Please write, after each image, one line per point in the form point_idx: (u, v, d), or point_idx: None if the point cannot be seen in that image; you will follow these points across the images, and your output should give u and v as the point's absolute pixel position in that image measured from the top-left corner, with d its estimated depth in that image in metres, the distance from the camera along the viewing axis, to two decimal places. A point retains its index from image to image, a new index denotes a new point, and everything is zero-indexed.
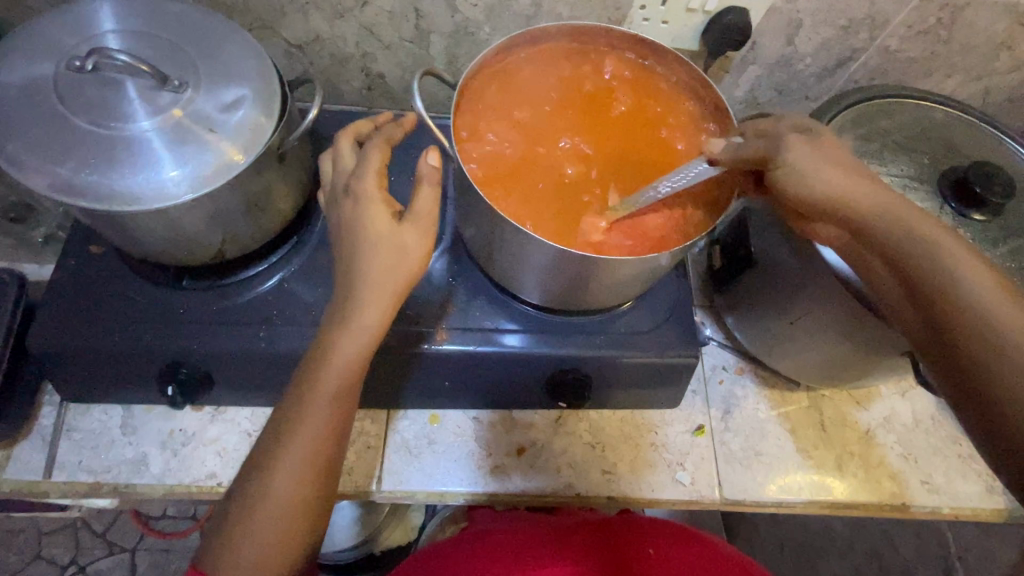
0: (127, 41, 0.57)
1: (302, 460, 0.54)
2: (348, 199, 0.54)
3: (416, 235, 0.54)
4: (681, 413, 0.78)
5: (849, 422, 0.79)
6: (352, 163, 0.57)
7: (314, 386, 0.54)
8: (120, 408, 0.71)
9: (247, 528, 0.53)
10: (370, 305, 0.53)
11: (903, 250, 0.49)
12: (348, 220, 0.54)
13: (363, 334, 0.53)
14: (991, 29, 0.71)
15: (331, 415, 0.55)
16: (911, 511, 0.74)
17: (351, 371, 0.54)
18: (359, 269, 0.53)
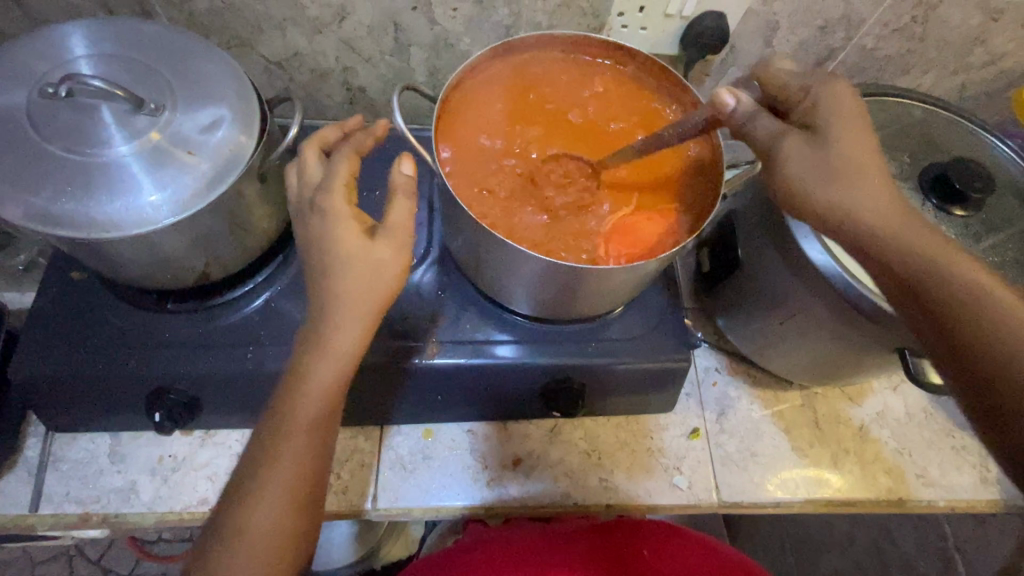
0: (101, 65, 0.56)
1: (285, 489, 0.53)
2: (317, 211, 0.52)
3: (389, 253, 0.51)
4: (676, 417, 0.78)
5: (843, 418, 0.79)
6: (324, 173, 0.55)
7: (291, 415, 0.53)
8: (108, 436, 0.70)
9: (228, 562, 0.52)
10: (343, 329, 0.52)
11: (898, 248, 0.49)
12: (317, 244, 0.52)
13: (340, 358, 0.53)
14: (965, 25, 0.72)
15: (311, 442, 0.54)
16: (907, 506, 0.75)
17: (329, 396, 0.53)
18: (333, 292, 0.51)
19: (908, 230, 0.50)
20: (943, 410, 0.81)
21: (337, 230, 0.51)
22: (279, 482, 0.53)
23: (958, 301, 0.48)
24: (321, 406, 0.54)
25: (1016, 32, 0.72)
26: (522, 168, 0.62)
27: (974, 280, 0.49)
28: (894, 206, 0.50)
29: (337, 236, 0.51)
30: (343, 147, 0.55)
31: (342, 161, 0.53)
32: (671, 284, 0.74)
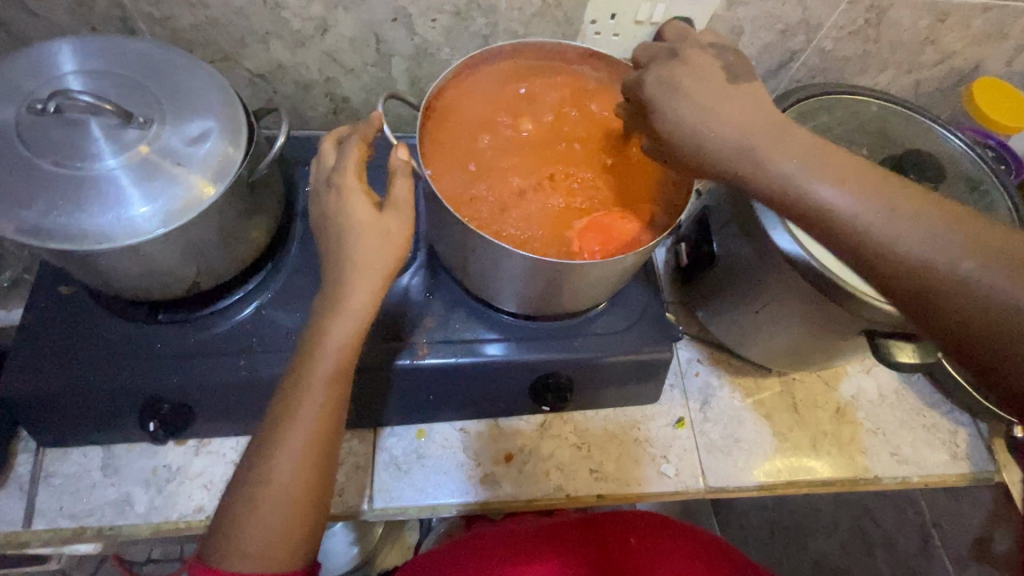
0: (89, 81, 0.57)
1: (302, 449, 0.56)
2: (332, 193, 0.56)
3: (396, 221, 0.56)
4: (661, 408, 0.80)
5: (820, 403, 0.83)
6: (333, 159, 0.58)
7: (307, 378, 0.56)
8: (100, 449, 0.70)
9: (250, 518, 0.54)
10: (357, 292, 0.56)
11: (761, 187, 0.48)
12: (333, 220, 0.56)
13: (353, 321, 0.56)
14: (915, 26, 0.76)
15: (324, 408, 0.56)
16: (883, 483, 0.78)
17: (341, 361, 0.56)
18: (346, 259, 0.56)
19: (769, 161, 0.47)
20: (913, 391, 0.84)
21: (351, 205, 0.55)
22: (293, 444, 0.55)
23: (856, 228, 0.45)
24: (331, 376, 0.56)
25: (963, 31, 0.77)
26: (504, 173, 0.65)
27: (850, 187, 0.45)
28: (747, 139, 0.48)
29: (350, 212, 0.55)
30: (349, 137, 0.58)
31: (349, 150, 0.57)
32: (651, 279, 0.77)
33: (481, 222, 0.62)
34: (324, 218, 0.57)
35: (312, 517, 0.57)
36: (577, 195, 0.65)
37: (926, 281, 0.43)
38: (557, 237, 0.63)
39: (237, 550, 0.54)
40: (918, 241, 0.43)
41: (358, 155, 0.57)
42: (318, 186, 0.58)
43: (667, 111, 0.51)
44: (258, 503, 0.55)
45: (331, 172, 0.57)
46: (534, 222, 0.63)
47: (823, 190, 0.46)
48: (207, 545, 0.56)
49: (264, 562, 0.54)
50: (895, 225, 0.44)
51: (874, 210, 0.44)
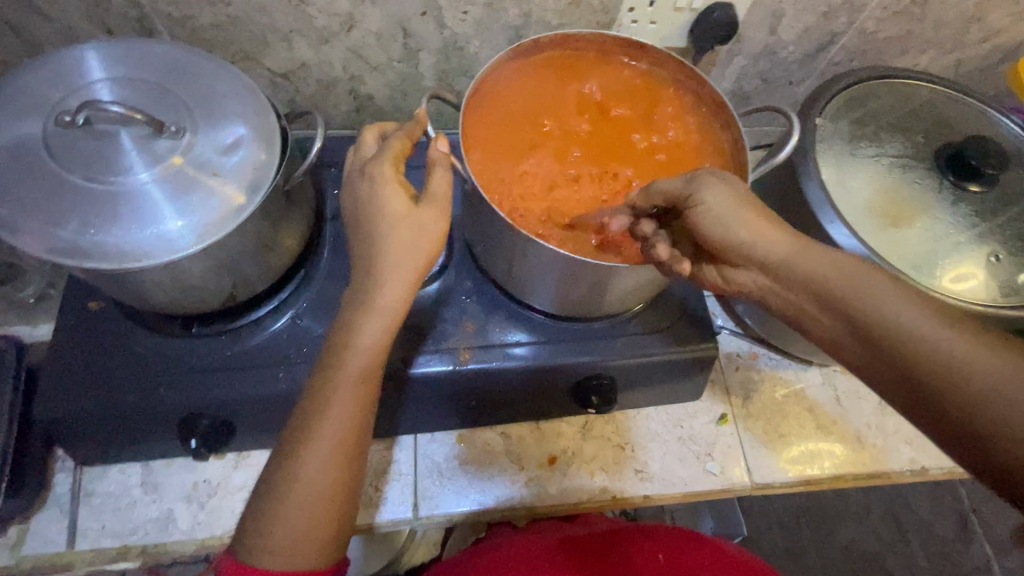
0: (115, 89, 0.54)
1: (332, 449, 0.54)
2: (365, 183, 0.53)
3: (431, 215, 0.54)
4: (703, 404, 0.79)
5: (862, 395, 0.81)
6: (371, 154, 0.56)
7: (336, 377, 0.54)
8: (139, 465, 0.68)
9: (279, 516, 0.53)
10: (388, 287, 0.53)
11: (822, 290, 0.48)
12: (366, 216, 0.53)
13: (382, 316, 0.54)
14: (962, 4, 0.73)
15: (355, 408, 0.55)
16: (929, 474, 0.77)
17: (374, 359, 0.54)
18: (376, 253, 0.53)
19: (837, 282, 0.47)
20: None
21: (385, 196, 0.52)
22: (323, 443, 0.54)
23: (917, 352, 0.43)
24: (362, 377, 0.55)
25: (1011, 8, 0.74)
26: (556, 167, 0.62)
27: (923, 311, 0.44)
28: (794, 242, 0.50)
29: (385, 206, 0.52)
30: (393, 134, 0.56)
31: (391, 143, 0.54)
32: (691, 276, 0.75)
33: (541, 219, 0.60)
34: (356, 216, 0.55)
35: (339, 519, 0.56)
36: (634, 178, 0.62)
37: (989, 389, 0.40)
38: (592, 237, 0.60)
39: (263, 547, 0.53)
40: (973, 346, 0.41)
41: (398, 149, 0.54)
42: (348, 186, 0.56)
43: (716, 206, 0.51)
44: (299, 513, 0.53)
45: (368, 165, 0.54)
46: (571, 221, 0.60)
47: (877, 297, 0.45)
48: (237, 537, 0.55)
49: (290, 562, 0.53)
50: (976, 355, 0.41)
51: (946, 334, 0.43)
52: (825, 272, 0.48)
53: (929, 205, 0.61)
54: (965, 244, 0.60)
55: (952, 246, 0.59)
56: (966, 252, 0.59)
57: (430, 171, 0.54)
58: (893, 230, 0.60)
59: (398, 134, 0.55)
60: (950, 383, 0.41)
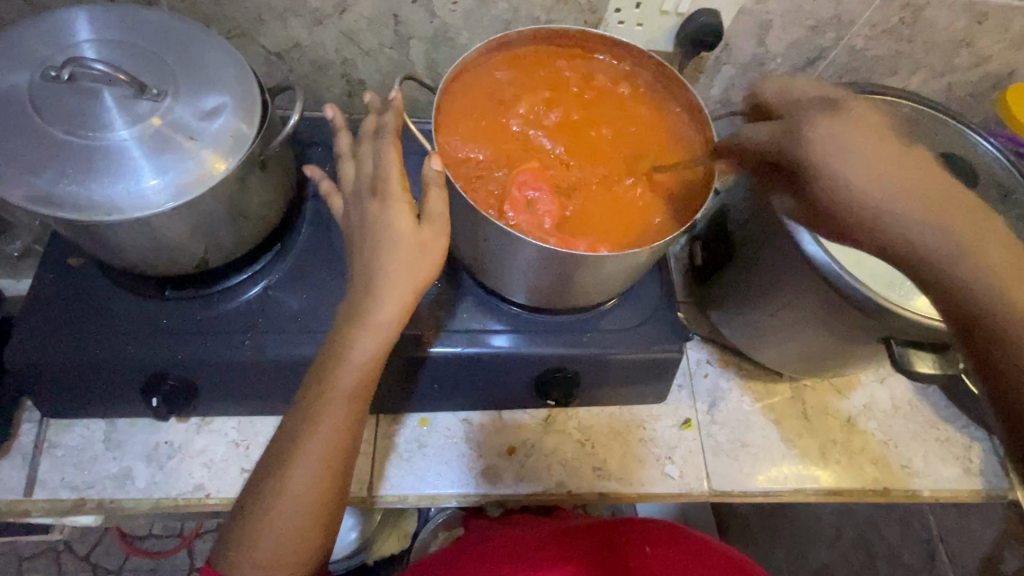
0: (103, 50, 0.56)
1: (316, 464, 0.55)
2: (374, 201, 0.54)
3: (431, 235, 0.54)
4: (668, 408, 0.79)
5: (830, 410, 0.81)
6: (371, 166, 0.56)
7: (330, 390, 0.54)
8: (103, 422, 0.70)
9: (264, 528, 0.54)
10: (384, 304, 0.53)
11: (914, 251, 0.49)
12: (367, 226, 0.54)
13: (379, 331, 0.53)
14: (952, 27, 0.74)
15: (342, 419, 0.55)
16: (892, 495, 0.76)
17: (364, 375, 0.55)
18: (375, 268, 0.53)
19: (933, 235, 0.49)
20: (928, 403, 0.82)
21: (389, 213, 0.53)
22: (312, 456, 0.54)
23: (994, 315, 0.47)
24: (353, 393, 0.55)
25: (1000, 34, 0.74)
26: (525, 156, 0.62)
27: (999, 279, 0.47)
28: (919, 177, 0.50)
29: (391, 223, 0.53)
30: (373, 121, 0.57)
31: (384, 148, 0.55)
32: (664, 279, 0.76)
33: (493, 195, 0.59)
34: (349, 204, 0.57)
35: (322, 530, 0.57)
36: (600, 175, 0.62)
37: None
38: (547, 220, 0.58)
39: (246, 558, 0.54)
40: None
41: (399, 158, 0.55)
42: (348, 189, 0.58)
43: (846, 163, 0.50)
44: (265, 509, 0.54)
45: (371, 174, 0.56)
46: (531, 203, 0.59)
47: (964, 263, 0.48)
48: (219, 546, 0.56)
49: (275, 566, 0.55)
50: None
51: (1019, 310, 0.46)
52: (911, 227, 0.49)
53: None
54: None
55: None
56: None
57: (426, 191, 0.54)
58: None
59: (392, 136, 0.56)
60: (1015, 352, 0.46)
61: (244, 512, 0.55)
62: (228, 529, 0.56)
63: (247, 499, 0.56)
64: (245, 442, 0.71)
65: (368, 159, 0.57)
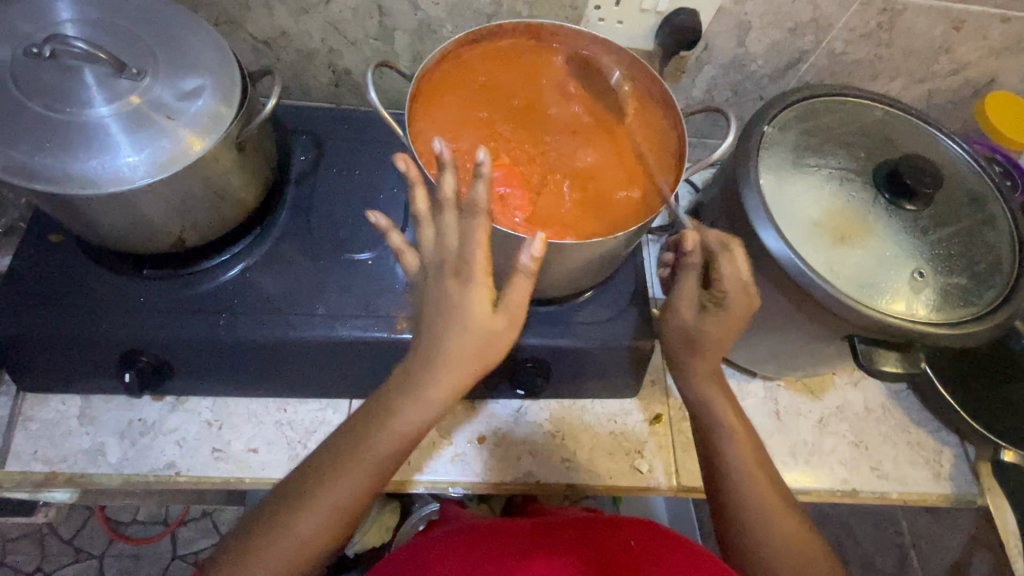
0: (85, 30, 0.58)
1: (331, 510, 0.55)
2: (452, 280, 0.52)
3: (504, 327, 0.53)
4: (640, 403, 0.79)
5: (802, 410, 0.81)
6: (455, 242, 0.52)
7: (367, 447, 0.56)
8: (79, 398, 0.71)
9: (263, 552, 0.54)
10: (438, 382, 0.54)
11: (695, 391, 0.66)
12: (437, 304, 0.53)
13: (426, 404, 0.55)
14: (930, 33, 0.74)
15: (373, 473, 0.56)
16: (860, 497, 0.77)
17: (404, 445, 0.57)
18: (437, 345, 0.53)
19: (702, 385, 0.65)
20: (900, 407, 0.83)
21: (469, 299, 0.52)
22: (328, 502, 0.55)
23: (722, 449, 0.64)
24: (388, 457, 0.56)
25: (978, 42, 0.75)
26: (496, 147, 0.62)
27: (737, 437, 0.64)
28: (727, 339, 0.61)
29: (467, 310, 0.52)
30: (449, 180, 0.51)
31: (473, 227, 0.50)
32: (638, 274, 0.76)
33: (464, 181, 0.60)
34: (426, 274, 0.54)
35: (312, 568, 0.57)
36: (578, 181, 0.62)
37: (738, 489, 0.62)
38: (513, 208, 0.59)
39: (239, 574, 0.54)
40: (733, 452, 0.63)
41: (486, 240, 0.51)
42: (427, 256, 0.54)
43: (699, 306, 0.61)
44: (275, 533, 0.55)
45: (455, 253, 0.52)
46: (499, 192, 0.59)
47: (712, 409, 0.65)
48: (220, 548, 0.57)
49: None
50: (743, 469, 0.63)
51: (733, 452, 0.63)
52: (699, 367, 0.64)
53: (867, 220, 0.62)
54: (898, 260, 0.61)
55: (881, 263, 0.61)
56: (899, 269, 0.61)
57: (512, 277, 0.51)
58: (830, 242, 0.62)
59: (483, 217, 0.50)
60: (738, 483, 0.62)
61: (255, 530, 0.55)
62: (235, 534, 0.57)
63: (259, 512, 0.57)
64: (218, 422, 0.72)
65: (452, 232, 0.52)
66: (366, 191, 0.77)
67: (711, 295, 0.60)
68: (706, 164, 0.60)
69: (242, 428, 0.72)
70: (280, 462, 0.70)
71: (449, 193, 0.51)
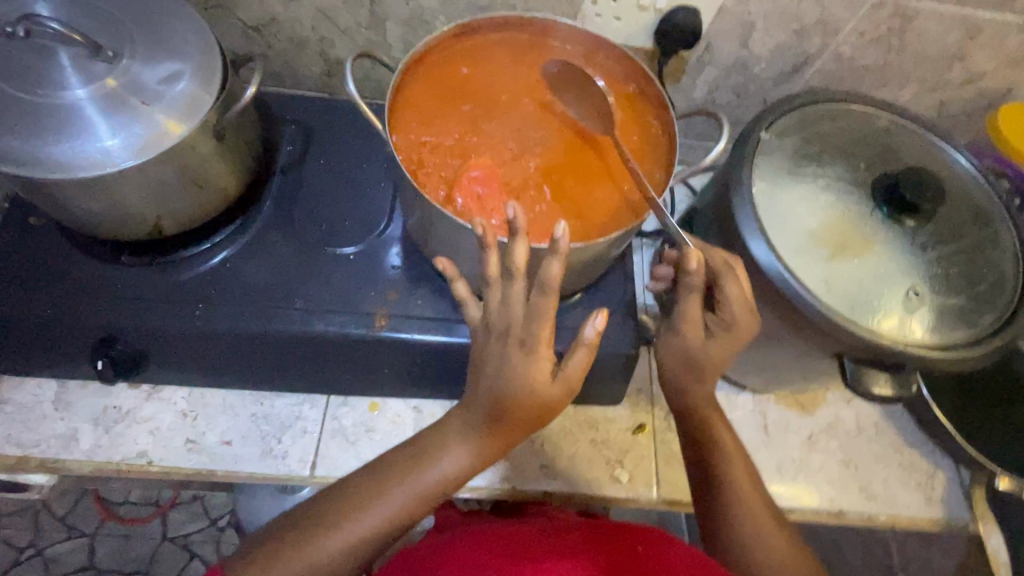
0: (63, 11, 0.57)
1: (361, 539, 0.53)
2: (517, 349, 0.49)
3: (558, 397, 0.51)
4: (624, 411, 0.78)
5: (791, 425, 0.79)
6: (520, 314, 0.49)
7: (417, 474, 0.55)
8: (55, 382, 0.70)
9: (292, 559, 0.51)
10: (494, 434, 0.54)
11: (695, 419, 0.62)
12: (499, 364, 0.50)
13: (477, 450, 0.55)
14: (943, 39, 0.71)
15: (421, 495, 0.55)
16: (846, 518, 0.74)
17: (452, 482, 0.55)
18: (497, 396, 0.51)
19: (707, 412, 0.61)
20: (894, 426, 0.80)
21: (534, 365, 0.49)
22: (359, 529, 0.53)
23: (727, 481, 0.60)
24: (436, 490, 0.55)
25: (994, 50, 0.72)
26: (479, 145, 0.61)
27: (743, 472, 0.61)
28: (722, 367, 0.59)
29: (530, 376, 0.50)
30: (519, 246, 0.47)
31: (544, 306, 0.47)
32: (627, 280, 0.74)
33: (444, 180, 0.58)
34: (488, 334, 0.51)
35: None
36: (558, 194, 0.59)
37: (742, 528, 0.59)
38: (493, 209, 0.57)
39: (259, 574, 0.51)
40: (739, 486, 0.60)
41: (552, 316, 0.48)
42: (491, 317, 0.51)
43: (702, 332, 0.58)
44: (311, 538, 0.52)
45: (521, 325, 0.49)
46: (479, 192, 0.58)
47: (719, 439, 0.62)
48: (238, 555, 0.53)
49: None
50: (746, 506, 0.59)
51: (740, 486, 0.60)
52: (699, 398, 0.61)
53: (864, 234, 0.60)
54: (895, 276, 0.59)
55: (877, 280, 0.58)
56: (896, 286, 0.58)
57: (572, 348, 0.51)
58: (826, 255, 0.59)
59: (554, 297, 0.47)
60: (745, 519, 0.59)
61: (287, 533, 0.53)
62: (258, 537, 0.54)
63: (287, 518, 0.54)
64: (193, 413, 0.71)
65: (520, 305, 0.49)
66: (353, 184, 0.76)
67: (717, 318, 0.57)
68: (698, 166, 0.58)
69: (217, 420, 0.71)
70: (254, 455, 0.70)
71: (520, 263, 0.48)
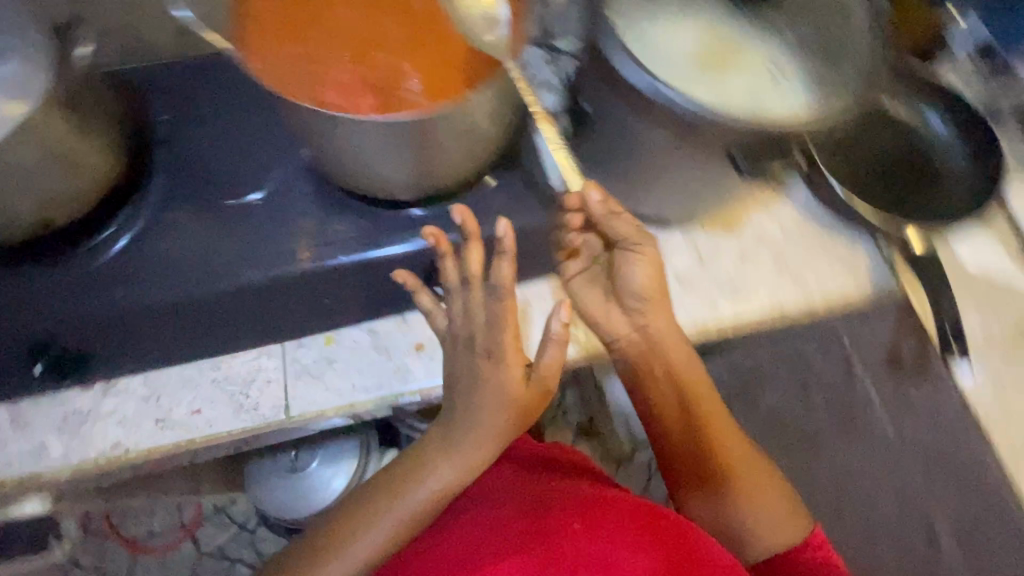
0: None
1: (371, 554, 0.67)
2: (485, 360, 0.66)
3: (536, 395, 0.67)
4: (567, 279, 0.81)
5: (720, 246, 0.84)
6: (482, 321, 0.67)
7: (412, 483, 0.68)
8: (6, 406, 0.70)
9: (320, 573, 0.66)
10: (472, 437, 0.66)
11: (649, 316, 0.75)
12: (472, 382, 0.66)
13: (458, 467, 0.68)
14: None
15: (426, 498, 0.68)
16: (786, 315, 0.81)
17: (445, 488, 0.68)
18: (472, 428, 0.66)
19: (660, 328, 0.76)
20: (814, 223, 0.85)
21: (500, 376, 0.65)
22: (365, 547, 0.66)
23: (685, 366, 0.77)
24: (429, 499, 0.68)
25: None
26: (335, 58, 0.62)
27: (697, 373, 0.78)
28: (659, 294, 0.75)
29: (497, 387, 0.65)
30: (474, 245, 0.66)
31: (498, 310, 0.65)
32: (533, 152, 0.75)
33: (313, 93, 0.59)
34: (458, 344, 0.69)
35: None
36: (435, 83, 0.61)
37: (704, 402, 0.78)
38: (363, 103, 0.59)
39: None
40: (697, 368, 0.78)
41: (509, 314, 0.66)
42: (458, 329, 0.69)
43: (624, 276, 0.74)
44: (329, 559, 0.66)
45: (485, 338, 0.66)
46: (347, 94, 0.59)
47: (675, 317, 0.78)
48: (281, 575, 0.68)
49: None
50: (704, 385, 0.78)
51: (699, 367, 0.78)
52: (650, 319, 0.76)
53: (727, 43, 0.66)
54: (761, 70, 0.65)
55: (747, 77, 0.64)
56: (763, 79, 0.64)
57: (544, 345, 0.66)
58: (701, 66, 0.64)
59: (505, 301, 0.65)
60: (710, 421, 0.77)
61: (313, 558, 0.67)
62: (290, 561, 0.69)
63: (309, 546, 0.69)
64: (155, 395, 0.72)
65: (480, 314, 0.67)
66: (239, 134, 0.74)
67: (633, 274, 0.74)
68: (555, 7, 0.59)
69: (180, 394, 0.72)
70: (227, 412, 0.71)
71: (474, 272, 0.66)
